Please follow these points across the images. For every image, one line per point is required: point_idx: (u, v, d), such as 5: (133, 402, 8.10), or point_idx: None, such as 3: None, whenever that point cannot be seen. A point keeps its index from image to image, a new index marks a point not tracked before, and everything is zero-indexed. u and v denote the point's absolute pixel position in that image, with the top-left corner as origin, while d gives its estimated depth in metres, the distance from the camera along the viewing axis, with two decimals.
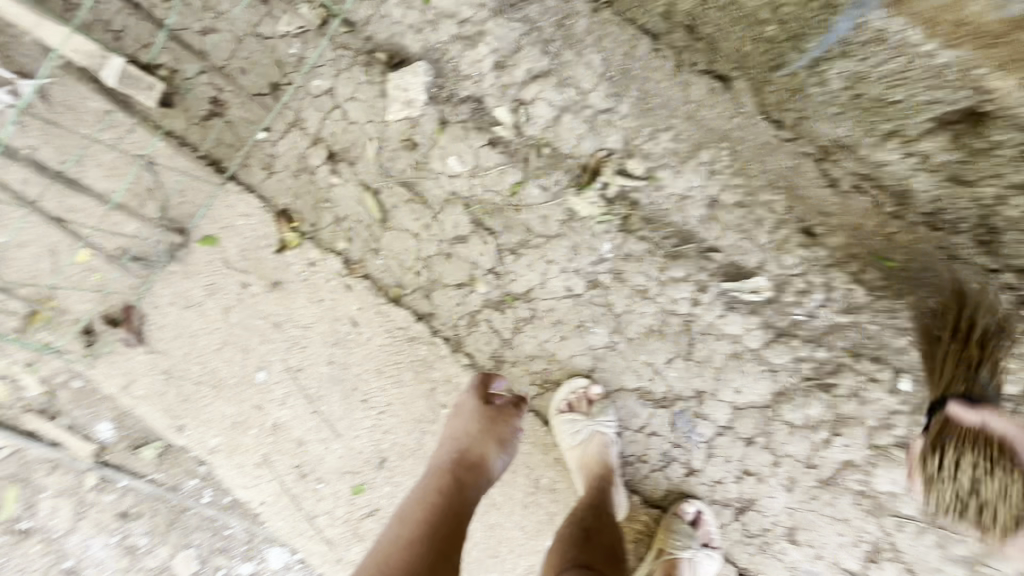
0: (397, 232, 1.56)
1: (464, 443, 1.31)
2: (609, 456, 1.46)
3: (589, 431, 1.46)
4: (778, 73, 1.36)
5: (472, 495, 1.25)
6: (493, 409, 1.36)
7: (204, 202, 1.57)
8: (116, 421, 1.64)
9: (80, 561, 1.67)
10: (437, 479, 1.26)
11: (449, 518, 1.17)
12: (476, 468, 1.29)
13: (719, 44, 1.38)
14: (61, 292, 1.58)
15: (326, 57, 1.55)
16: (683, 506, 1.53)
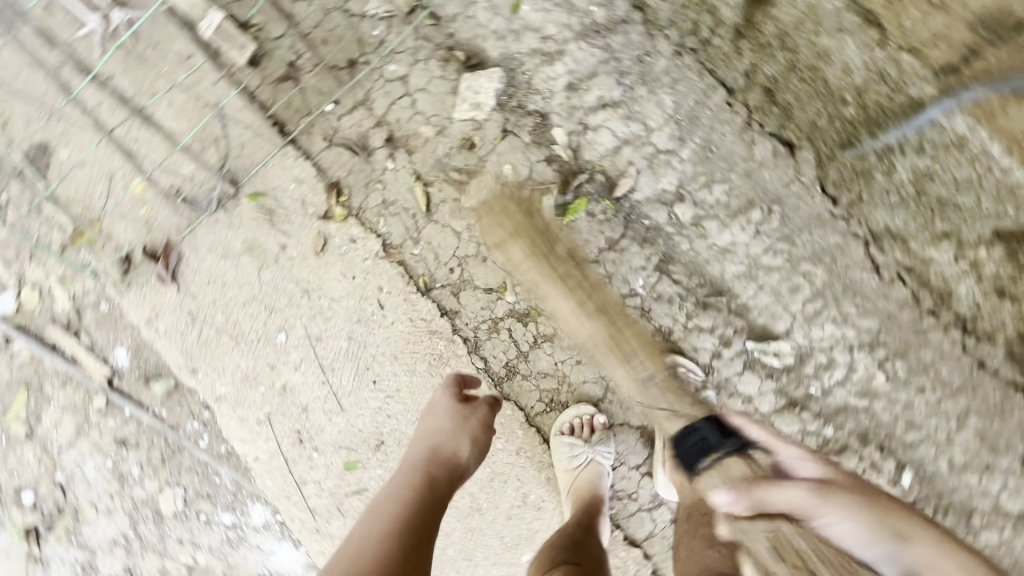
0: (441, 226, 1.59)
1: (437, 442, 1.25)
2: (600, 486, 1.47)
3: (586, 457, 1.47)
4: (845, 152, 1.36)
5: (446, 491, 1.21)
6: (468, 406, 1.31)
7: (261, 160, 1.62)
8: (134, 351, 1.68)
9: (70, 477, 1.69)
10: (409, 476, 1.21)
11: (423, 512, 1.13)
12: (448, 466, 1.23)
13: (793, 112, 1.40)
14: (111, 218, 1.63)
15: (406, 44, 1.59)
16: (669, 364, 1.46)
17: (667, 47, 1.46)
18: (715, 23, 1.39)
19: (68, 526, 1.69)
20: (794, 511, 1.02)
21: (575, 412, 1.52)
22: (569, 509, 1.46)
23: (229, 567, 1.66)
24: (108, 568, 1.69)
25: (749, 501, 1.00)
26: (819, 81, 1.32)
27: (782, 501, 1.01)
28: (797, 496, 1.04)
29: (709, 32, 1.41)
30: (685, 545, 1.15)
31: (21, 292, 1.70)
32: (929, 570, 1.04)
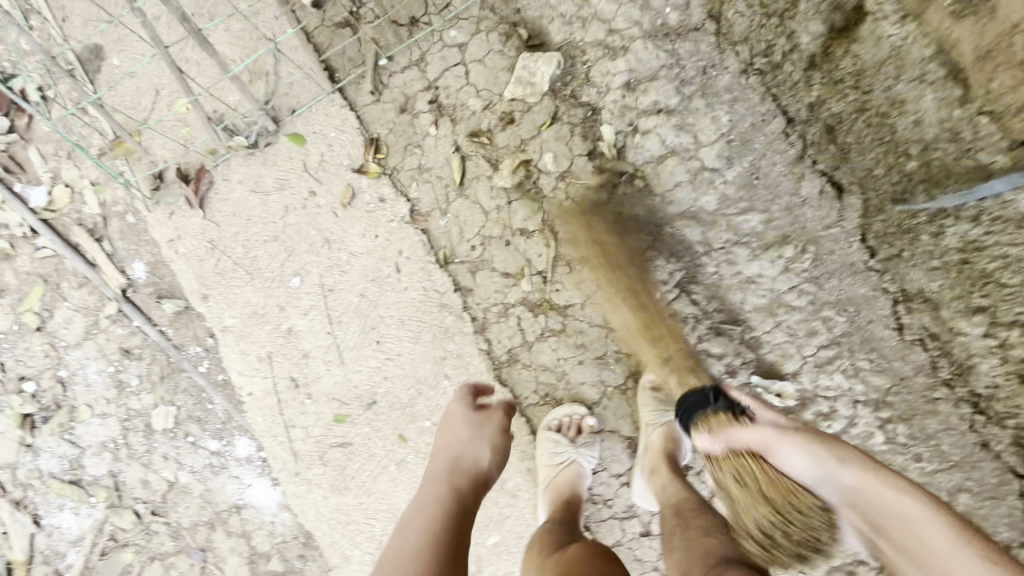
0: (471, 202, 1.58)
1: (456, 450, 1.27)
2: (580, 486, 1.47)
3: (569, 457, 1.48)
4: (895, 206, 1.32)
5: (474, 499, 1.20)
6: (483, 412, 1.35)
7: (307, 102, 1.61)
8: (152, 266, 1.71)
9: (72, 375, 1.74)
10: (433, 488, 1.18)
11: (457, 522, 1.11)
12: (472, 473, 1.24)
13: (850, 154, 1.35)
14: (152, 133, 1.65)
15: (471, 12, 1.56)
16: (642, 376, 1.50)
17: (734, 64, 1.42)
18: (790, 46, 1.34)
19: (62, 422, 1.73)
20: (763, 449, 1.14)
21: (564, 411, 1.52)
22: (543, 506, 1.47)
23: (206, 492, 1.68)
24: (91, 471, 1.72)
25: (722, 441, 1.19)
26: (887, 127, 1.28)
27: (739, 438, 1.16)
28: (755, 437, 1.14)
29: (781, 54, 1.36)
30: (680, 539, 1.13)
31: (54, 188, 1.75)
32: (882, 509, 1.01)
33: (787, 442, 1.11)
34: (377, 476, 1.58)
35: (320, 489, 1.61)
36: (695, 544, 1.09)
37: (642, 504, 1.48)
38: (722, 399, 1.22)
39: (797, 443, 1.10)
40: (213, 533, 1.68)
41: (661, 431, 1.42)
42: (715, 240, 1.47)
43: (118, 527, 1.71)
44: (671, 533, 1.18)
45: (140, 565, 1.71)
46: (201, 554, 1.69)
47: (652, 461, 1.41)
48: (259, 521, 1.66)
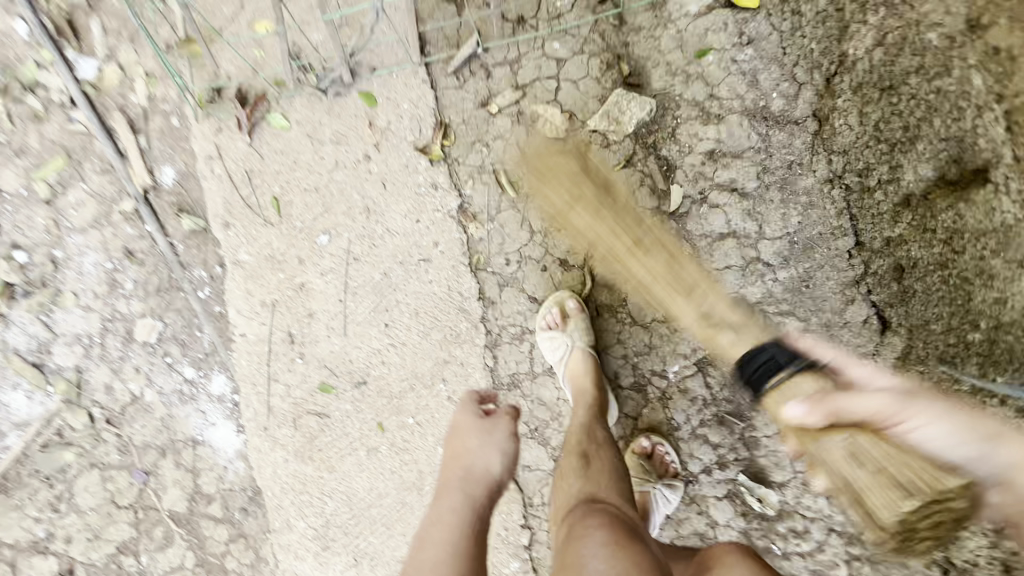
0: (520, 217, 1.53)
1: (467, 459, 1.29)
2: (587, 356, 1.44)
3: (564, 345, 1.44)
4: (940, 365, 1.31)
5: (487, 509, 1.25)
6: (489, 420, 1.36)
7: (389, 66, 1.54)
8: (182, 176, 1.64)
9: (67, 258, 1.67)
10: (448, 498, 1.23)
11: (474, 536, 1.18)
12: (483, 480, 1.27)
13: (914, 302, 1.32)
14: (226, 46, 1.58)
15: (581, 31, 1.52)
16: (639, 439, 1.47)
17: (822, 169, 1.38)
18: (890, 177, 1.31)
19: (43, 302, 1.66)
20: (880, 418, 0.95)
21: (569, 349, 1.44)
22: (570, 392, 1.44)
23: (168, 417, 1.63)
24: (58, 359, 1.65)
25: (827, 409, 0.89)
26: (963, 291, 1.26)
27: (843, 404, 0.91)
28: (869, 403, 0.94)
29: (877, 182, 1.33)
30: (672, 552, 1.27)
31: (105, 66, 1.68)
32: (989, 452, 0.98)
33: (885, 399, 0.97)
34: (344, 456, 1.54)
35: (284, 450, 1.56)
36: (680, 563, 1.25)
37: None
38: (790, 355, 1.00)
39: (926, 409, 0.99)
40: (162, 459, 1.63)
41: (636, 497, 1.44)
42: (745, 331, 1.45)
43: (68, 425, 1.65)
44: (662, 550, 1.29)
45: (77, 468, 1.65)
46: (143, 476, 1.63)
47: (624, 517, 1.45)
48: (213, 462, 1.61)
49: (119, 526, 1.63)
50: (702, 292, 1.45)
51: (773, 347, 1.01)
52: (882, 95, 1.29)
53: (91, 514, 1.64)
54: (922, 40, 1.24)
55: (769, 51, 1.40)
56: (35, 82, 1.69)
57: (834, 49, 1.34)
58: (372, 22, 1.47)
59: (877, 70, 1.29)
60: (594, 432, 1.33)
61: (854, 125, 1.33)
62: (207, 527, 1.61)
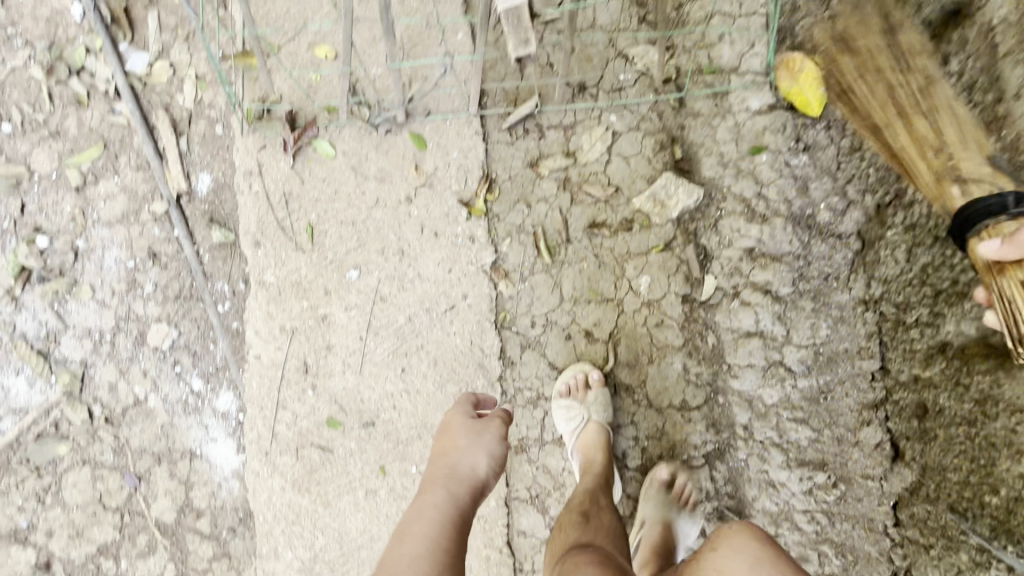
0: (552, 282, 1.53)
1: (454, 457, 1.23)
2: (603, 434, 1.43)
3: (581, 418, 1.44)
4: (949, 514, 1.27)
5: (470, 511, 1.17)
6: (481, 422, 1.30)
7: (444, 112, 1.53)
8: (218, 186, 1.62)
9: (88, 250, 1.64)
10: (432, 493, 1.16)
11: (458, 535, 1.10)
12: (468, 481, 1.20)
13: (932, 445, 1.30)
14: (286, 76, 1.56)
15: (640, 108, 1.52)
16: (661, 470, 1.45)
17: (858, 289, 1.40)
18: (929, 320, 1.30)
19: (58, 291, 1.63)
20: None
21: (584, 422, 1.44)
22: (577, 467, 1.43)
23: (169, 426, 1.61)
24: (65, 350, 1.63)
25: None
26: (986, 454, 1.20)
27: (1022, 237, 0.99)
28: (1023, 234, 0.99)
29: (914, 320, 1.32)
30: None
31: (156, 61, 1.65)
32: None
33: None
34: (341, 494, 1.53)
35: (282, 478, 1.55)
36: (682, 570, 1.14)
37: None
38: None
39: None
40: (156, 466, 1.61)
41: (656, 528, 1.39)
42: (757, 431, 1.46)
43: (65, 418, 1.62)
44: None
45: (68, 463, 1.62)
46: (134, 480, 1.61)
47: (645, 551, 1.36)
48: (207, 477, 1.59)
49: (102, 527, 1.61)
50: (960, 158, 1.14)
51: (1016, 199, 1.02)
52: (934, 244, 1.27)
53: (76, 512, 1.61)
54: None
55: (824, 163, 1.42)
56: (82, 67, 1.66)
57: (892, 182, 1.34)
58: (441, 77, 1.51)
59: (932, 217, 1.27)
60: (598, 498, 1.28)
61: (899, 260, 1.34)
62: (192, 542, 1.59)
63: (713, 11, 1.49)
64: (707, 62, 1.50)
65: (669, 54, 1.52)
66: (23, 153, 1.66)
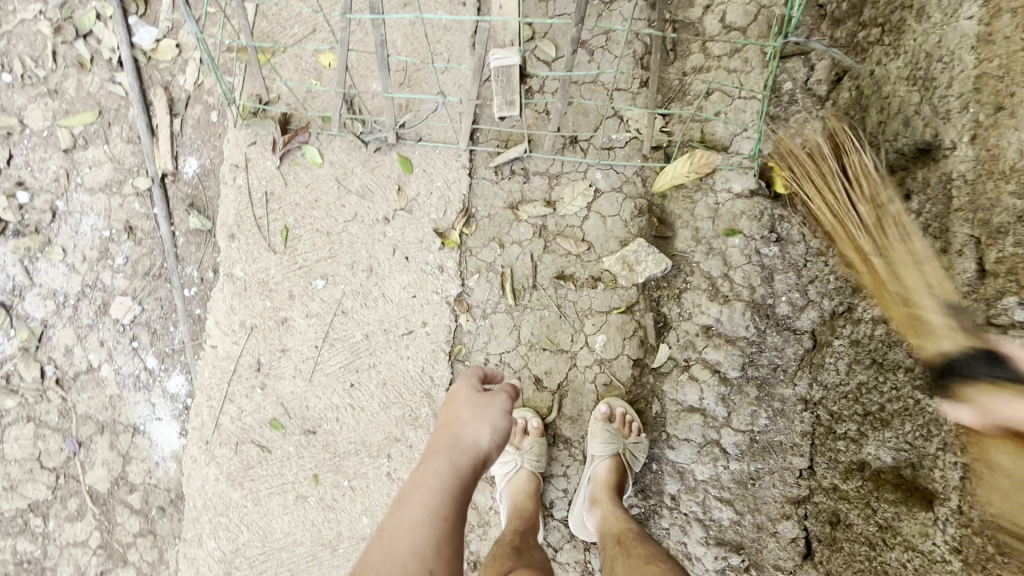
0: (511, 324, 1.55)
1: (455, 428, 1.05)
2: (536, 482, 1.48)
3: (514, 463, 1.47)
4: None
5: (471, 486, 1.01)
6: (487, 393, 1.11)
7: (435, 141, 1.56)
8: (203, 172, 1.64)
9: (66, 213, 1.65)
10: (430, 463, 0.99)
11: (458, 510, 0.95)
12: (471, 455, 1.02)
13: (833, 557, 1.35)
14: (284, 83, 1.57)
15: (625, 171, 1.55)
16: (607, 405, 1.49)
17: (802, 386, 1.43)
18: (856, 437, 1.32)
19: (31, 248, 1.65)
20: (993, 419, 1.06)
21: (516, 468, 1.47)
22: (504, 509, 1.46)
23: (117, 397, 1.63)
24: (29, 306, 1.65)
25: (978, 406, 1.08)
26: None
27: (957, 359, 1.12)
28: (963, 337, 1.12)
29: (843, 433, 1.34)
30: (623, 567, 1.12)
31: (164, 39, 1.66)
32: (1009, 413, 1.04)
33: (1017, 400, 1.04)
34: (272, 494, 1.57)
35: (218, 469, 1.58)
36: (638, 569, 1.08)
37: (573, 531, 1.48)
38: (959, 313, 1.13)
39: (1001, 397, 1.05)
40: (98, 435, 1.63)
41: (606, 463, 1.43)
42: (683, 503, 1.49)
43: (17, 372, 1.64)
44: (614, 561, 1.16)
45: (13, 417, 1.64)
46: (75, 445, 1.63)
47: (597, 490, 1.41)
48: (146, 455, 1.62)
49: (36, 485, 1.63)
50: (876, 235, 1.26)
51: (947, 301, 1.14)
52: (871, 366, 1.28)
53: (14, 466, 1.63)
54: (915, 350, 1.20)
55: (792, 258, 1.44)
56: (89, 31, 1.66)
57: (847, 294, 1.35)
58: (434, 110, 1.54)
59: (874, 341, 1.28)
60: (525, 537, 1.31)
61: (840, 370, 1.35)
62: (121, 514, 1.62)
63: (712, 87, 1.51)
64: (700, 136, 1.52)
65: (664, 122, 1.55)
66: (18, 106, 1.67)
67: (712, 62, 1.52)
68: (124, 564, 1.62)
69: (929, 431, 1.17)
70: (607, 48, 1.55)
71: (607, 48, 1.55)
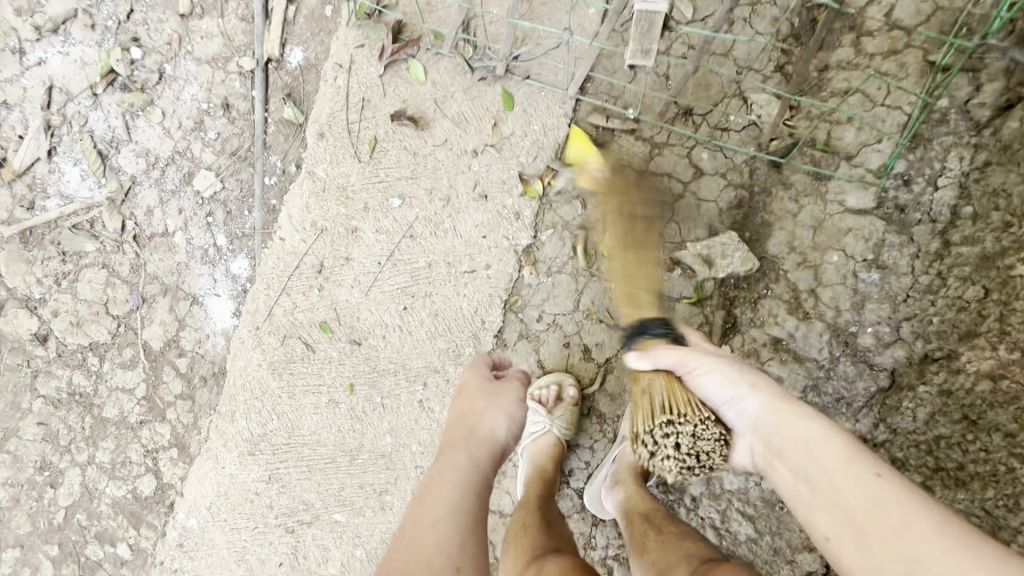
0: (574, 287, 1.51)
1: (472, 421, 1.17)
2: (560, 448, 1.45)
3: (542, 427, 1.44)
4: None
5: (491, 473, 1.13)
6: (500, 382, 1.23)
7: (543, 82, 1.50)
8: (307, 65, 1.62)
9: (171, 78, 1.68)
10: (451, 457, 1.11)
11: (481, 499, 1.07)
12: (488, 445, 1.15)
13: None
14: None
15: (733, 158, 1.46)
16: None
17: (865, 424, 1.34)
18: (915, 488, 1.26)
19: (133, 104, 1.70)
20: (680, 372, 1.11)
21: (543, 431, 1.44)
22: (524, 468, 1.45)
23: (184, 265, 1.69)
24: (121, 160, 1.71)
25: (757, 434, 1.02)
26: None
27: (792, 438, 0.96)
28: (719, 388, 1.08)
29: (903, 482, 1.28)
30: (657, 547, 1.13)
31: None
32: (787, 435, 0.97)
33: (765, 409, 1.01)
34: (307, 393, 1.62)
35: (262, 356, 1.64)
36: (673, 553, 1.08)
37: (588, 504, 1.47)
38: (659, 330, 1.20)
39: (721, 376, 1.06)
40: (161, 296, 1.71)
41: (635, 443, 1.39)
42: (702, 506, 1.46)
43: (101, 220, 1.72)
44: (646, 540, 1.17)
45: (89, 260, 1.72)
46: (139, 300, 1.71)
47: (620, 466, 1.39)
48: (200, 325, 1.69)
49: (99, 327, 1.72)
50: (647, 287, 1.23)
51: (648, 325, 1.13)
52: (960, 422, 1.21)
53: (83, 304, 1.73)
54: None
55: (891, 289, 1.33)
56: None
57: (950, 340, 1.24)
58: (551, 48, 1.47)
59: (971, 397, 1.19)
60: (548, 501, 1.30)
61: (917, 418, 1.27)
62: (168, 374, 1.71)
63: (856, 88, 1.38)
64: (825, 138, 1.40)
65: (790, 115, 1.43)
66: None
67: (863, 58, 1.38)
68: (161, 420, 1.71)
69: (1016, 504, 1.12)
70: (748, 23, 1.44)
71: (749, 22, 1.44)
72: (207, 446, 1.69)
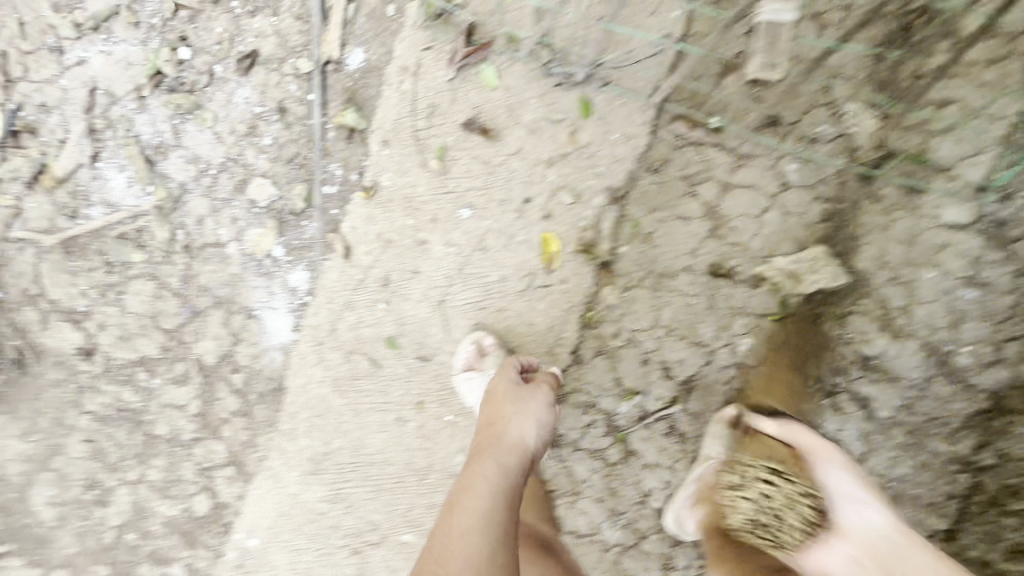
0: (654, 302, 1.46)
1: (500, 427, 1.14)
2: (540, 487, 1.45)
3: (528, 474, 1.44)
4: None
5: (523, 482, 1.07)
6: (528, 388, 1.23)
7: (624, 90, 1.44)
8: (368, 68, 1.54)
9: (222, 80, 1.60)
10: (480, 463, 1.06)
11: (514, 507, 1.00)
12: (518, 451, 1.10)
13: None
14: None
15: (822, 170, 1.40)
16: (726, 410, 1.41)
17: (967, 448, 1.34)
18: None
19: (181, 106, 1.61)
20: None
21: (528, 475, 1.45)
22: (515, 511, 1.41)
23: (238, 277, 1.62)
24: (170, 166, 1.63)
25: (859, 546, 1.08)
26: None
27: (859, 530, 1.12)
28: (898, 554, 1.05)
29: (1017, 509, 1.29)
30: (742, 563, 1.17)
31: None
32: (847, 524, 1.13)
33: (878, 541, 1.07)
34: (373, 410, 1.57)
35: (325, 372, 1.59)
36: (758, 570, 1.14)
37: (665, 522, 1.43)
38: None
39: None
40: (214, 308, 1.63)
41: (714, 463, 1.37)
42: None
43: (149, 229, 1.64)
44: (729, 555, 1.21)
45: (137, 271, 1.65)
46: (190, 313, 1.64)
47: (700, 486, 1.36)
48: (256, 339, 1.62)
49: (147, 341, 1.65)
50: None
51: None
52: None
53: (130, 317, 1.65)
54: None
55: (991, 308, 1.28)
56: None
57: None
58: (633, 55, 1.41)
59: None
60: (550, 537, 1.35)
61: None
62: (222, 390, 1.64)
63: None
64: (919, 149, 1.33)
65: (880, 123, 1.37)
66: None
67: None
68: (216, 437, 1.65)
69: None
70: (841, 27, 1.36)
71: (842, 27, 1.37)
72: (266, 465, 1.63)
